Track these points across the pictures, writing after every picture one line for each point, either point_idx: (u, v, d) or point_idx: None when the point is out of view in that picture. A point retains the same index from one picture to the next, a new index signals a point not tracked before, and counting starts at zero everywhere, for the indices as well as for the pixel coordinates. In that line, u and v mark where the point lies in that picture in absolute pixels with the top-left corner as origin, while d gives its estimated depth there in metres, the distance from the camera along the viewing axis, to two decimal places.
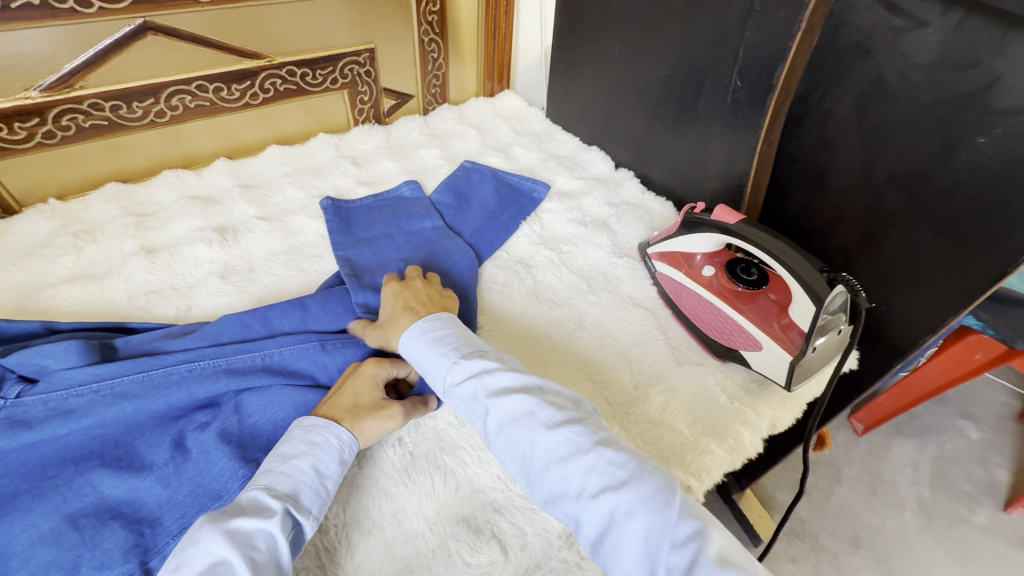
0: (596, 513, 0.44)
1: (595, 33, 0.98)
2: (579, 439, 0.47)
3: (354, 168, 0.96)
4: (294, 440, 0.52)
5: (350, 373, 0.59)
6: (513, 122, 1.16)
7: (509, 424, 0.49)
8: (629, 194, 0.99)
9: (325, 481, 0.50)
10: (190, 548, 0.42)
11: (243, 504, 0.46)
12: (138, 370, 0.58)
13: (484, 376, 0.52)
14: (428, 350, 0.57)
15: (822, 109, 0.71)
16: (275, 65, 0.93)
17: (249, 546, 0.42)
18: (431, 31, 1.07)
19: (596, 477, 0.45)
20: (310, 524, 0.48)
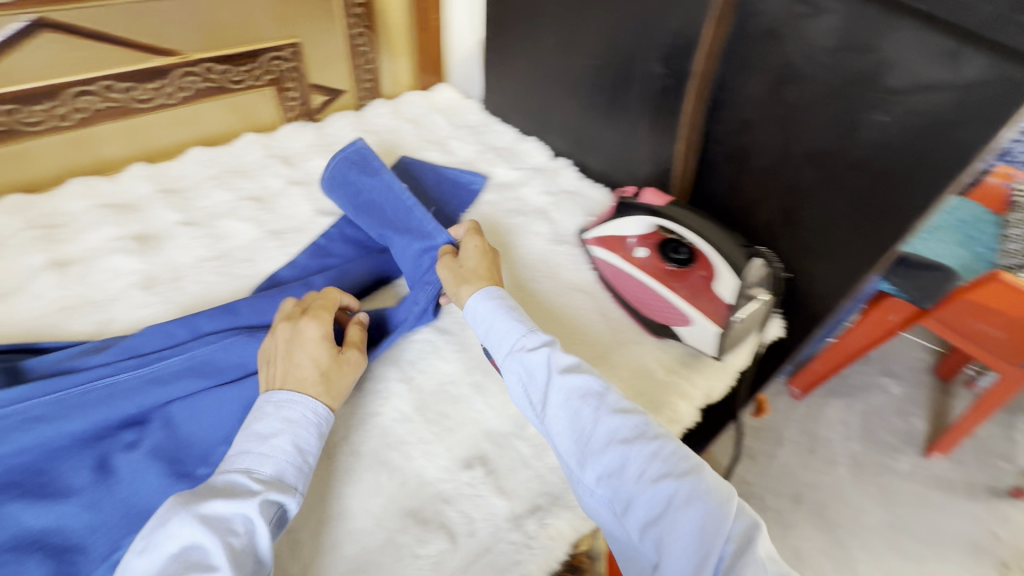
0: (653, 497, 0.47)
1: (524, 23, 0.99)
2: (643, 425, 0.51)
3: (284, 167, 0.93)
4: (268, 418, 0.51)
5: (289, 338, 0.57)
6: (449, 115, 1.15)
7: (578, 397, 0.53)
8: (566, 182, 1.00)
9: (305, 459, 0.51)
10: (164, 531, 0.43)
11: (219, 486, 0.47)
12: (51, 393, 0.55)
13: (557, 350, 0.57)
14: (499, 316, 0.60)
15: (740, 94, 0.73)
16: (190, 62, 0.88)
17: (227, 530, 0.44)
18: (359, 24, 1.05)
19: (658, 464, 0.49)
20: (295, 502, 0.49)
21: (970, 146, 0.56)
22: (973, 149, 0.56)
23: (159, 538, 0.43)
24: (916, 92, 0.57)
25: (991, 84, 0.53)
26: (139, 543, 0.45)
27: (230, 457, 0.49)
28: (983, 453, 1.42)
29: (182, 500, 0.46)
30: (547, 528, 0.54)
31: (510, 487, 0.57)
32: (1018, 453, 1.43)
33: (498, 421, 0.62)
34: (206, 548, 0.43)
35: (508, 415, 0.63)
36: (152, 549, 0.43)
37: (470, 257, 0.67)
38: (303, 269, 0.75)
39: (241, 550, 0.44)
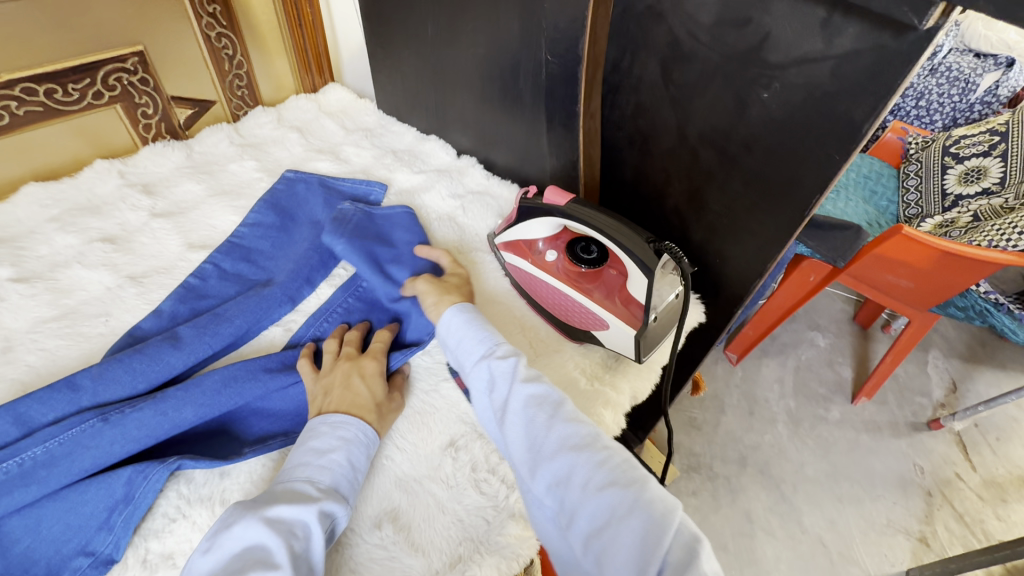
0: (596, 507, 0.43)
1: (404, 10, 0.90)
2: (595, 434, 0.47)
3: (145, 197, 0.81)
4: (324, 436, 0.51)
5: (351, 368, 0.58)
6: (341, 118, 1.05)
7: (532, 405, 0.50)
8: (473, 182, 0.94)
9: (357, 478, 0.50)
10: (232, 530, 0.42)
11: (280, 493, 0.46)
12: None
13: (518, 360, 0.54)
14: (469, 329, 0.58)
15: (633, 76, 0.70)
16: (3, 84, 0.72)
17: (290, 533, 0.42)
18: (216, 24, 0.92)
19: (603, 473, 0.44)
20: (346, 515, 0.48)
21: (855, 119, 0.53)
22: (856, 121, 0.53)
23: (224, 537, 0.42)
24: (796, 65, 0.55)
25: (865, 53, 0.50)
26: (199, 547, 0.43)
27: (289, 471, 0.49)
28: (903, 392, 1.52)
29: (249, 503, 0.45)
30: None
31: (425, 540, 0.51)
32: (931, 387, 1.53)
33: (410, 464, 0.56)
34: (271, 548, 0.41)
35: (421, 455, 0.57)
36: (216, 548, 0.42)
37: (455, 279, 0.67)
38: (169, 317, 0.65)
39: (300, 555, 0.42)
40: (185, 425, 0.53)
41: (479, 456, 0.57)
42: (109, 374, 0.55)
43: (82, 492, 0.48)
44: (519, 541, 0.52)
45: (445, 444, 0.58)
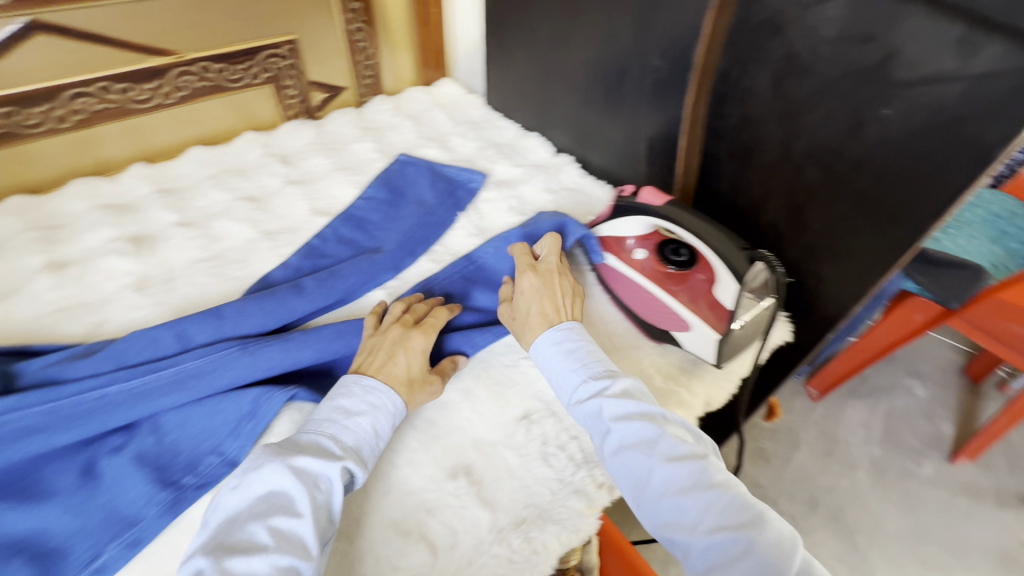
0: (708, 548, 0.46)
1: (524, 13, 0.96)
2: (700, 473, 0.48)
3: (282, 166, 0.93)
4: (355, 398, 0.55)
5: (398, 340, 0.61)
6: (451, 110, 1.13)
7: (630, 449, 0.51)
8: (568, 179, 0.98)
9: (379, 442, 0.54)
10: (259, 474, 0.48)
11: (304, 444, 0.50)
12: (42, 403, 0.55)
13: (608, 399, 0.54)
14: (559, 360, 0.59)
15: (741, 88, 0.70)
16: (186, 61, 0.86)
17: (312, 485, 0.47)
18: (357, 19, 1.03)
19: (712, 517, 0.46)
20: (365, 475, 0.51)
21: (985, 143, 0.52)
22: (988, 145, 0.52)
23: (252, 479, 0.48)
24: (924, 84, 0.54)
25: (1004, 75, 0.48)
26: (230, 482, 0.49)
27: (316, 423, 0.53)
28: (1015, 459, 1.35)
29: (280, 448, 0.50)
30: (532, 541, 0.53)
31: (495, 498, 0.55)
32: None
33: (487, 429, 0.61)
34: (292, 496, 0.46)
35: (497, 422, 0.61)
36: (245, 487, 0.48)
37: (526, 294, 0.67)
38: (295, 269, 0.75)
39: (321, 504, 0.47)
40: (304, 364, 0.61)
41: (551, 432, 0.61)
42: (249, 309, 0.65)
43: (219, 402, 0.57)
44: (580, 517, 0.55)
45: (520, 416, 0.62)
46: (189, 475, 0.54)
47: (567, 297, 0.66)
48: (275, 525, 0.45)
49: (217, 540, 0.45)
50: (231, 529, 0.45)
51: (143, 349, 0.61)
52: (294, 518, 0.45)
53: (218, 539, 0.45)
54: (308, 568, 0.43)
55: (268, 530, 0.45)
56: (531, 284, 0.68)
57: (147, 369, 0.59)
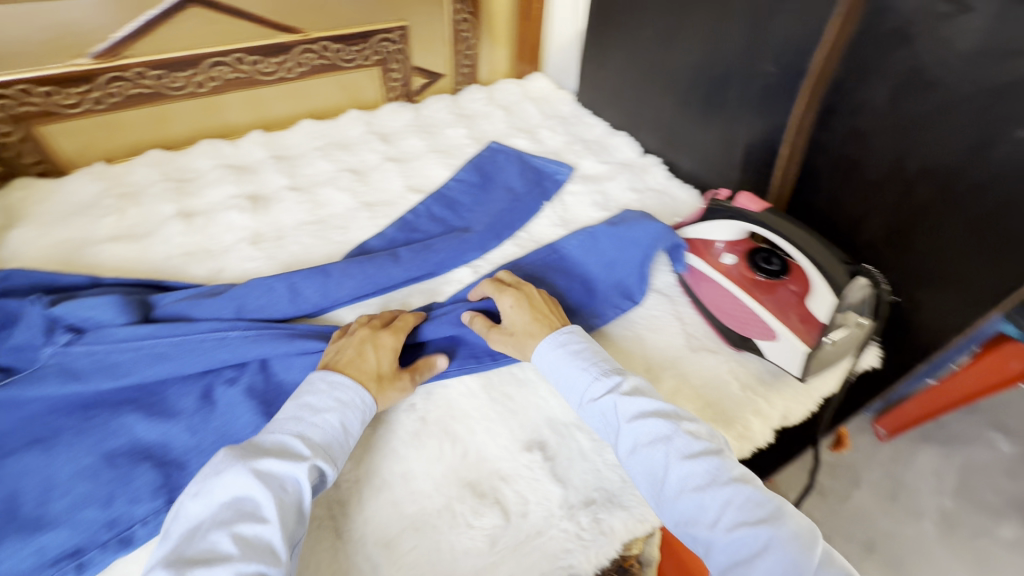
0: (730, 546, 0.44)
1: (630, 12, 0.97)
2: (717, 470, 0.48)
3: (382, 144, 0.98)
4: (320, 394, 0.53)
5: (366, 337, 0.60)
6: (541, 104, 1.15)
7: (646, 445, 0.50)
8: (654, 180, 0.97)
9: (346, 439, 0.52)
10: (220, 479, 0.45)
11: (269, 446, 0.48)
12: (174, 334, 0.61)
13: (623, 396, 0.54)
14: (568, 363, 0.58)
15: (855, 98, 0.68)
16: (310, 39, 0.93)
17: (279, 487, 0.45)
18: (464, 10, 1.07)
19: (731, 513, 0.45)
20: (335, 472, 0.50)
21: None
22: None
23: (214, 485, 0.45)
24: None
25: None
26: (189, 492, 0.46)
27: (278, 424, 0.50)
28: None
29: (240, 451, 0.48)
30: (600, 522, 0.53)
31: (567, 475, 0.57)
32: None
33: (562, 410, 0.62)
34: (258, 501, 0.44)
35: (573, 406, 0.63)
36: (207, 494, 0.44)
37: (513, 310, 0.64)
38: (390, 240, 0.80)
39: (288, 505, 0.45)
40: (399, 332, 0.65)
41: None
42: (353, 270, 0.70)
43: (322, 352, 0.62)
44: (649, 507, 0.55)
45: None
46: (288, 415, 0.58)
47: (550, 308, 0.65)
48: (239, 532, 0.42)
49: (176, 554, 0.41)
50: (192, 540, 0.42)
51: (260, 297, 0.67)
52: (260, 523, 0.43)
53: (179, 550, 0.41)
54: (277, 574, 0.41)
55: (232, 538, 0.42)
56: (514, 300, 0.65)
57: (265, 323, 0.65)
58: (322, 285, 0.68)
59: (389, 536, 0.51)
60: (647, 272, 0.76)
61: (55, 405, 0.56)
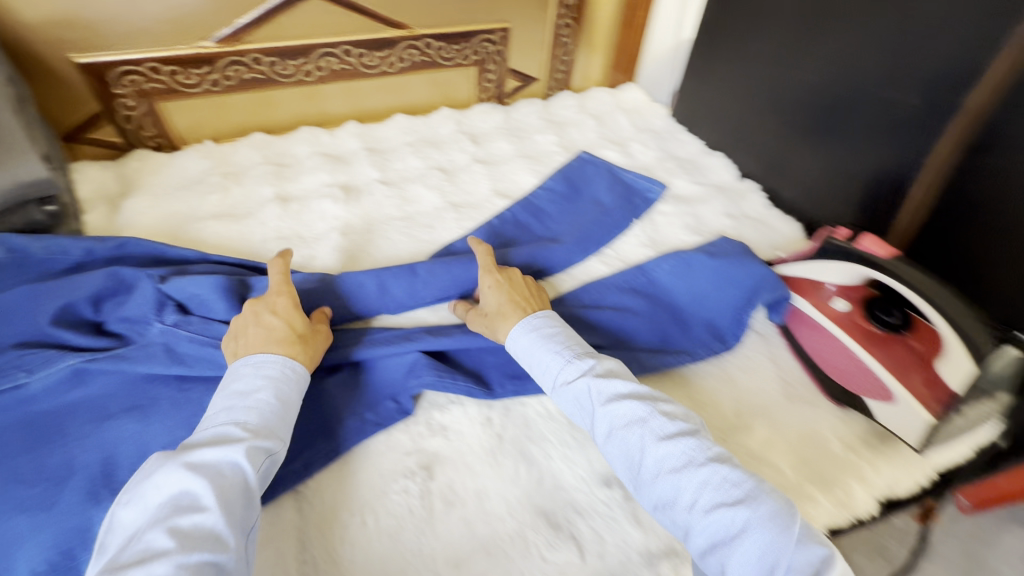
0: (708, 527, 0.43)
1: (748, 28, 0.92)
2: (692, 453, 0.47)
3: (472, 145, 0.97)
4: (247, 377, 0.51)
5: (251, 317, 0.57)
6: (634, 116, 1.10)
7: (621, 429, 0.49)
8: (751, 208, 0.92)
9: (287, 411, 0.51)
10: (151, 480, 0.43)
11: (205, 439, 0.46)
12: None
13: (597, 379, 0.53)
14: (540, 345, 0.57)
15: (1012, 140, 0.61)
16: (415, 36, 0.93)
17: (216, 474, 0.43)
18: (568, 15, 1.04)
19: (709, 493, 0.44)
20: (280, 447, 0.48)
21: None
22: None
23: (146, 488, 0.42)
24: None
25: None
26: (120, 502, 0.43)
27: (210, 418, 0.48)
28: None
29: (171, 452, 0.46)
30: None
31: (646, 518, 0.53)
32: None
33: None
34: (196, 491, 0.42)
35: None
36: (139, 499, 0.42)
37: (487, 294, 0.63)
38: None
39: (230, 490, 0.43)
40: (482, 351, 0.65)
41: None
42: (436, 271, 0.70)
43: (408, 358, 0.62)
44: None
45: None
46: (364, 418, 0.57)
47: (530, 291, 0.64)
48: (176, 525, 0.40)
49: (111, 561, 0.39)
50: (127, 545, 0.40)
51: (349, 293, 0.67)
52: (200, 513, 0.41)
53: (115, 557, 0.39)
54: (227, 559, 0.40)
55: (168, 532, 0.40)
56: (494, 282, 0.64)
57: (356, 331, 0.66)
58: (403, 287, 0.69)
59: (458, 553, 0.49)
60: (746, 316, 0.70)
61: (155, 376, 0.58)
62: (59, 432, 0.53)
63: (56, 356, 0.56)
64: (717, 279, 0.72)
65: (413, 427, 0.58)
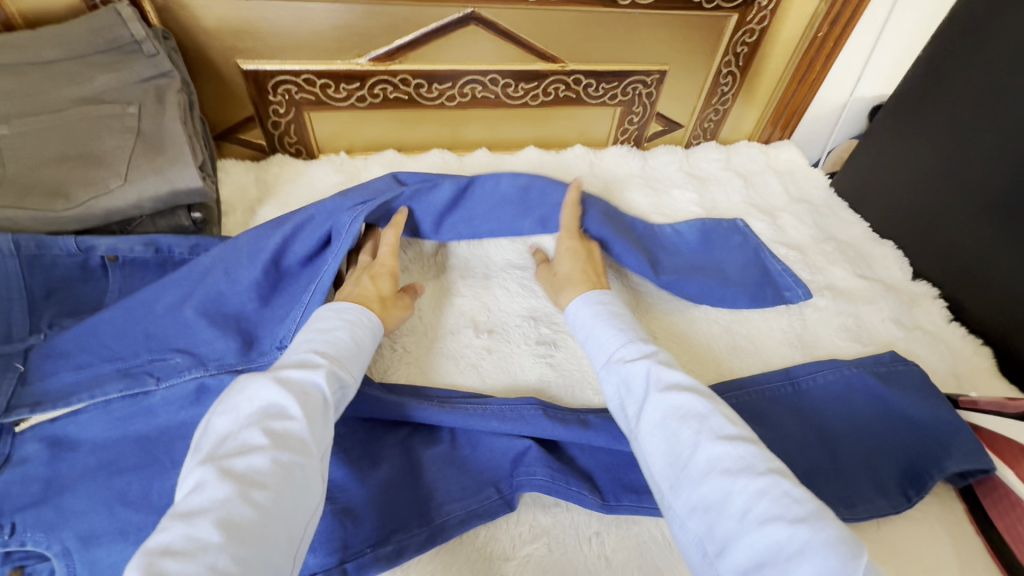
0: (758, 539, 0.38)
1: (958, 77, 0.76)
2: (750, 459, 0.42)
3: (604, 192, 0.90)
4: (328, 318, 0.54)
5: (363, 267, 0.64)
6: (787, 180, 0.98)
7: (674, 416, 0.47)
8: (926, 318, 0.77)
9: (360, 353, 0.53)
10: (244, 392, 0.45)
11: (292, 360, 0.48)
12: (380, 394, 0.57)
13: (658, 364, 0.51)
14: (598, 323, 0.59)
15: None
16: (566, 71, 0.88)
17: (302, 391, 0.45)
18: (734, 62, 0.94)
19: (763, 505, 0.40)
20: (353, 384, 0.50)
21: None
22: None
23: (239, 397, 0.45)
24: None
25: None
26: (212, 409, 0.45)
27: (293, 347, 0.51)
28: None
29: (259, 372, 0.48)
30: None
31: None
32: None
33: None
34: (285, 402, 0.44)
35: None
36: (230, 408, 0.44)
37: (566, 262, 0.68)
38: None
39: (315, 405, 0.45)
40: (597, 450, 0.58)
41: None
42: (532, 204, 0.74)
43: (516, 443, 0.56)
44: None
45: None
46: (465, 507, 0.52)
47: (603, 270, 0.69)
48: (269, 427, 0.42)
49: (208, 455, 0.41)
50: (221, 444, 0.42)
51: (428, 174, 0.70)
52: (290, 420, 0.43)
53: (210, 453, 0.42)
54: (311, 466, 0.42)
55: (262, 432, 0.42)
56: (570, 246, 0.69)
57: (465, 395, 0.61)
58: (470, 218, 0.73)
59: None
60: (918, 468, 0.58)
61: None
62: (167, 452, 0.53)
63: (183, 367, 0.56)
64: (879, 416, 0.62)
65: (514, 525, 0.53)
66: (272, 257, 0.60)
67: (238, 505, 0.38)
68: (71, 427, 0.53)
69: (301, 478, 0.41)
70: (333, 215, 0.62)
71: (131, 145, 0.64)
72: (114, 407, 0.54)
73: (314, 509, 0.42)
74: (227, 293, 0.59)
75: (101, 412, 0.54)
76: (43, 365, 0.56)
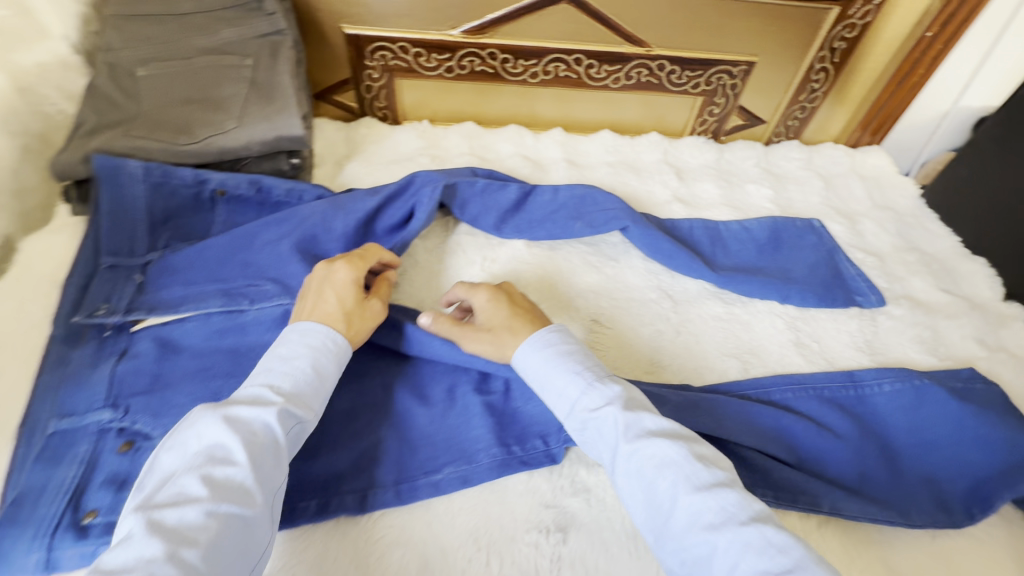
0: None
1: None
2: (731, 511, 0.41)
3: (675, 180, 0.89)
4: (290, 343, 0.52)
5: (323, 277, 0.57)
6: (872, 186, 0.93)
7: (649, 467, 0.44)
8: (1014, 341, 0.72)
9: (322, 383, 0.51)
10: (193, 430, 0.44)
11: (243, 397, 0.47)
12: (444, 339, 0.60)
13: (624, 411, 0.48)
14: (552, 371, 0.53)
15: None
16: (651, 56, 0.88)
17: (249, 431, 0.44)
18: (828, 59, 0.90)
19: (749, 560, 0.38)
20: (308, 419, 0.49)
21: None
22: None
23: (188, 436, 0.44)
24: None
25: None
26: (163, 443, 0.45)
27: (252, 377, 0.50)
28: None
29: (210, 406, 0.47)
30: None
31: None
32: None
33: None
34: (229, 445, 0.43)
35: None
36: (178, 446, 0.44)
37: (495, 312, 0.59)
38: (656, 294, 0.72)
39: (262, 447, 0.44)
40: None
41: None
42: (584, 210, 0.76)
43: None
44: None
45: None
46: (510, 453, 0.55)
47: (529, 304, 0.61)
48: (209, 475, 0.42)
49: (145, 500, 0.41)
50: (162, 487, 0.41)
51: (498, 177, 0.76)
52: (232, 467, 0.42)
53: (148, 497, 0.41)
54: (252, 514, 0.42)
55: (201, 480, 0.41)
56: (489, 294, 0.60)
57: None
58: (529, 220, 0.76)
59: None
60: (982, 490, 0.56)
61: None
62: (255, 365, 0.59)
63: (273, 294, 0.62)
64: (950, 430, 0.59)
65: (556, 477, 0.55)
66: (365, 218, 0.68)
67: (163, 564, 0.36)
68: (178, 332, 0.60)
69: (238, 529, 0.41)
70: (416, 194, 0.71)
71: (245, 94, 0.71)
72: (213, 320, 0.61)
73: (258, 556, 0.42)
74: (321, 237, 0.67)
75: (203, 323, 0.61)
76: (159, 278, 0.64)
